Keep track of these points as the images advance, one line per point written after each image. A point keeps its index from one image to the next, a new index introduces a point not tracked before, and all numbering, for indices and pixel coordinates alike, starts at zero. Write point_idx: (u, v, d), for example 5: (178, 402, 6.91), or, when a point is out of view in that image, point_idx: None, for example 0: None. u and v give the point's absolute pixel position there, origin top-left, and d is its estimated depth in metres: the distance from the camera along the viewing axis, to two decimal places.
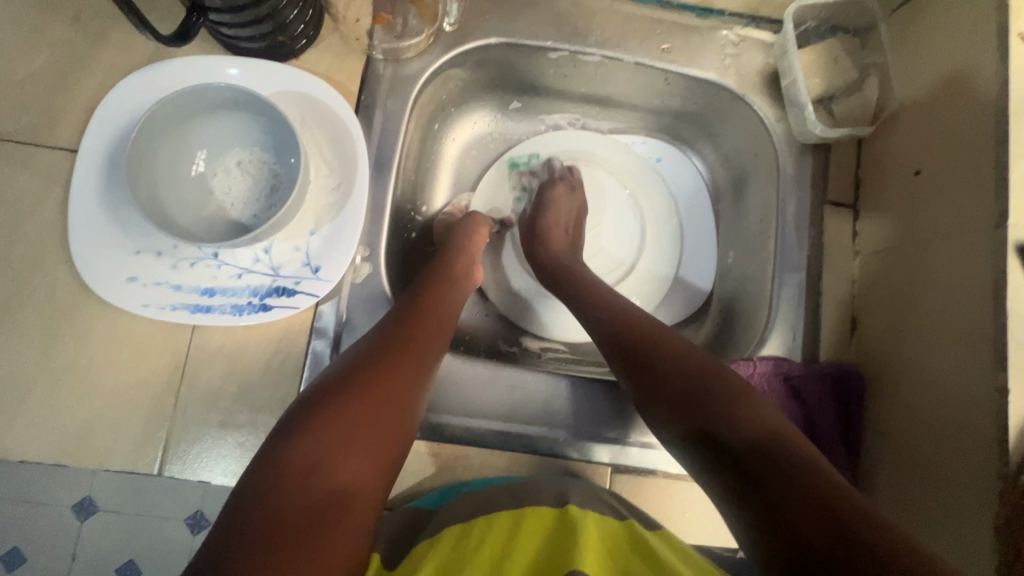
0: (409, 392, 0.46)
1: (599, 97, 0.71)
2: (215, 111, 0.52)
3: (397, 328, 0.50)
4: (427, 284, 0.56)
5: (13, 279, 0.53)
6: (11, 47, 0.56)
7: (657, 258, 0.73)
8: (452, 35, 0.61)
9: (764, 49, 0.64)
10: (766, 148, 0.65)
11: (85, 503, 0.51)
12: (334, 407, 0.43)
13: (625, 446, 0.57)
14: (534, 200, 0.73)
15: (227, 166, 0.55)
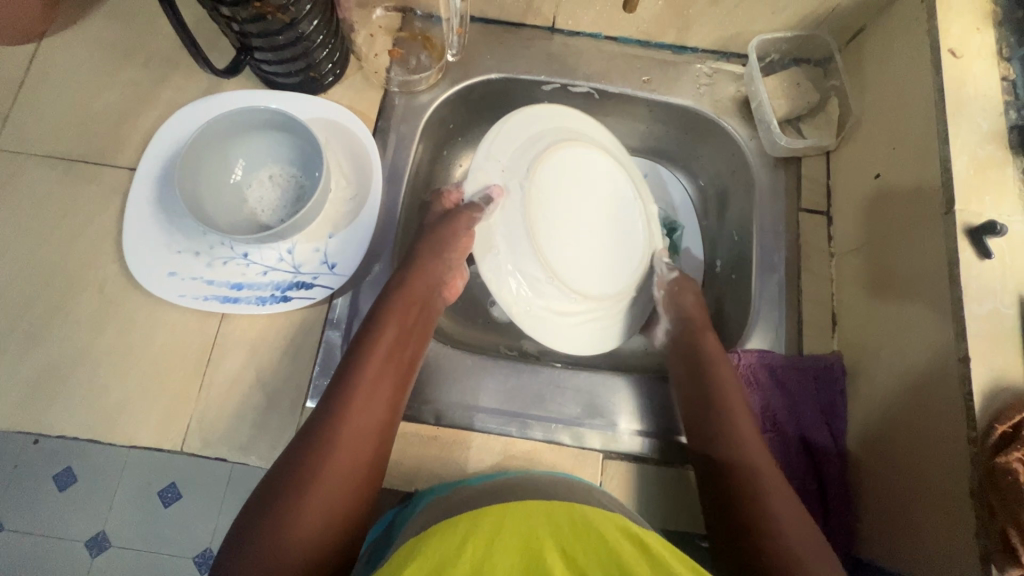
0: (347, 453, 0.49)
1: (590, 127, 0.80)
2: (254, 131, 0.61)
3: (351, 396, 0.52)
4: (385, 327, 0.56)
5: (70, 275, 0.61)
6: (91, 87, 0.68)
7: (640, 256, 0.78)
8: (457, 70, 0.71)
9: (735, 79, 0.72)
10: (742, 165, 0.71)
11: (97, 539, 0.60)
12: (292, 493, 0.46)
13: (617, 430, 0.60)
14: (537, 201, 0.63)
15: (259, 176, 0.63)
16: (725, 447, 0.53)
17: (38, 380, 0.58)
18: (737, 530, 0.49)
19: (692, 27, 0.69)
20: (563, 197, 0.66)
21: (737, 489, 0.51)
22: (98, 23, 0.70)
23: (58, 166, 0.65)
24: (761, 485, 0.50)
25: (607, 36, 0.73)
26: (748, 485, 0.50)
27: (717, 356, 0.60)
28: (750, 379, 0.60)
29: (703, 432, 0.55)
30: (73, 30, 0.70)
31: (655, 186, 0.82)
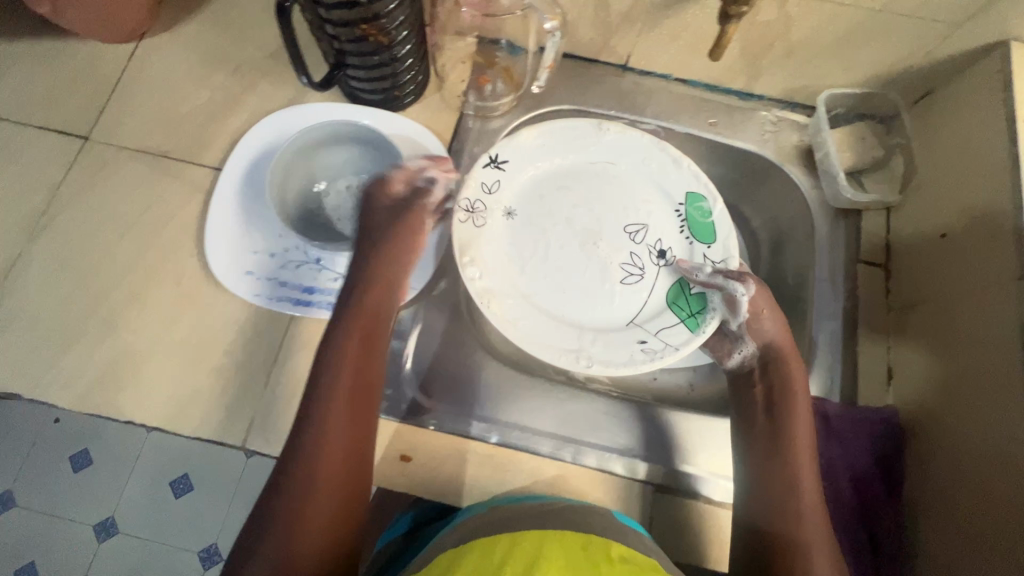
0: (334, 467, 0.52)
1: None
2: (340, 144, 0.64)
3: (326, 418, 0.53)
4: (342, 336, 0.57)
5: (151, 265, 0.63)
6: (184, 88, 0.71)
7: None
8: (533, 100, 0.74)
9: (798, 129, 0.74)
10: (800, 213, 0.73)
11: (106, 525, 0.65)
12: (293, 513, 0.50)
13: (693, 478, 0.61)
14: (539, 195, 0.67)
15: (341, 188, 0.66)
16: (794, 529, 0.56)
17: (114, 365, 0.60)
18: None
19: (762, 77, 0.72)
20: (570, 218, 0.67)
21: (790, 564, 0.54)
22: (195, 29, 0.74)
23: (146, 161, 0.68)
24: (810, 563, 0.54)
25: (676, 78, 0.75)
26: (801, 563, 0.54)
27: (798, 426, 0.60)
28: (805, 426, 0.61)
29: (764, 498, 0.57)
30: (168, 34, 0.73)
31: None
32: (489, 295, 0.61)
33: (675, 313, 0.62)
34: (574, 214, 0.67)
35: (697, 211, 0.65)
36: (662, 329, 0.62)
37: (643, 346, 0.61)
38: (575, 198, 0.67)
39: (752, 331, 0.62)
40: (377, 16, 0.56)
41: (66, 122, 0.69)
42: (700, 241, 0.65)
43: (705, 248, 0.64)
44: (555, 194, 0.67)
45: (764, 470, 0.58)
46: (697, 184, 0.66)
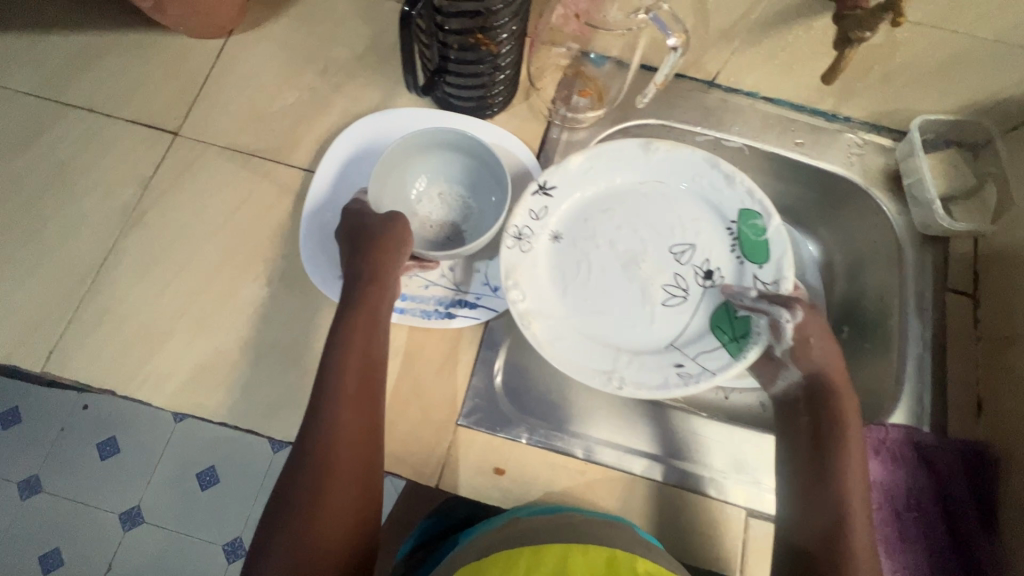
0: (344, 456, 0.50)
1: None
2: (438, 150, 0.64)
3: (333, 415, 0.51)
4: (346, 329, 0.55)
5: (242, 265, 0.63)
6: (272, 87, 0.71)
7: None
8: (618, 112, 0.73)
9: (885, 153, 0.73)
10: (885, 237, 0.73)
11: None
12: (307, 509, 0.48)
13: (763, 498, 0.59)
14: (584, 217, 0.66)
15: (438, 195, 0.66)
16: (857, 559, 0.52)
17: (204, 365, 0.59)
18: None
19: (853, 100, 0.71)
20: (615, 240, 0.66)
21: None
22: (282, 27, 0.73)
23: (235, 159, 0.67)
24: None
25: (764, 96, 0.74)
26: None
27: (850, 446, 0.56)
28: (897, 455, 0.60)
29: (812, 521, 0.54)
30: (256, 31, 0.73)
31: None
32: (529, 314, 0.60)
33: (718, 337, 0.61)
34: (617, 236, 0.66)
35: (750, 229, 0.63)
36: (699, 351, 0.61)
37: (679, 368, 0.60)
38: (620, 220, 0.66)
39: (797, 360, 0.60)
40: (493, 27, 0.56)
41: (155, 117, 0.68)
42: (750, 261, 0.63)
43: (757, 268, 0.63)
44: (600, 217, 0.66)
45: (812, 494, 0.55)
46: (750, 202, 0.63)
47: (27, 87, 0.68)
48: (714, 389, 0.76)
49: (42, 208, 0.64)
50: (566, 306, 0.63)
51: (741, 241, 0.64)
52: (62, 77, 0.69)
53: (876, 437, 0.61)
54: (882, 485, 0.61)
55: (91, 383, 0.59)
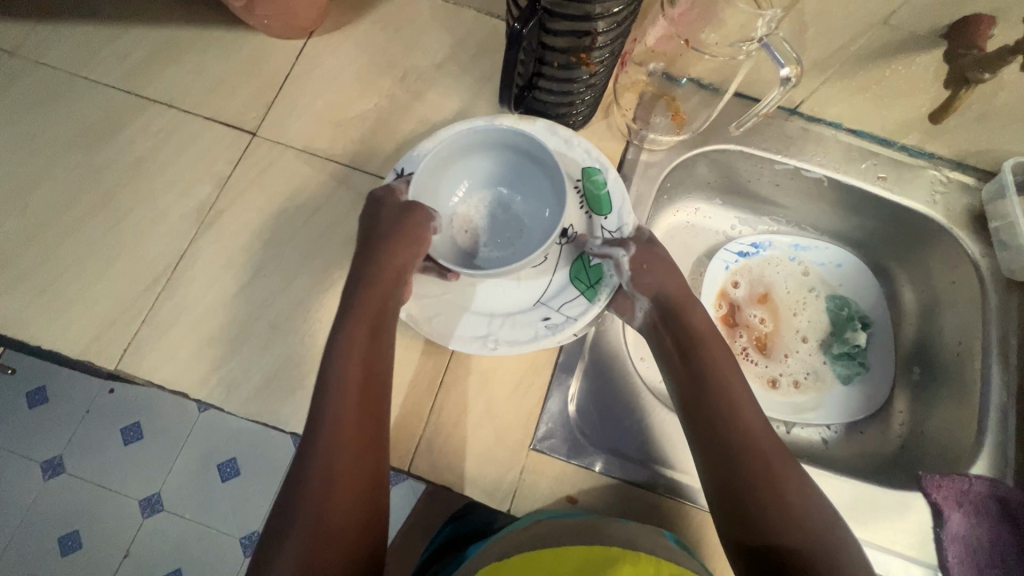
0: (349, 465, 0.46)
1: (770, 202, 0.81)
2: (486, 153, 0.61)
3: (336, 415, 0.48)
4: (351, 318, 0.52)
5: (318, 272, 0.62)
6: (351, 91, 0.70)
7: (820, 352, 0.78)
8: (698, 135, 0.72)
9: (970, 193, 0.72)
10: (967, 279, 0.71)
11: (151, 500, 0.63)
12: (315, 511, 0.44)
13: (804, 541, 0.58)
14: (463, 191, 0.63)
15: (475, 199, 0.63)
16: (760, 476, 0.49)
17: (278, 372, 0.58)
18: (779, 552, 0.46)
19: (943, 136, 0.69)
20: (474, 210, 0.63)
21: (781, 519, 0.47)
22: (362, 32, 0.72)
23: (311, 163, 0.66)
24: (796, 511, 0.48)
25: (847, 127, 0.73)
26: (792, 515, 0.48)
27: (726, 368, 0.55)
28: (981, 509, 0.58)
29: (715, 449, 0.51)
30: (337, 34, 0.72)
31: (849, 275, 0.81)
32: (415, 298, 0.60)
33: (576, 286, 0.60)
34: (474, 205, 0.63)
35: (592, 185, 0.63)
36: (564, 301, 0.60)
37: (547, 322, 0.60)
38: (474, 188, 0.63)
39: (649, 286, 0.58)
40: (596, 48, 0.55)
41: (234, 116, 0.68)
42: (597, 212, 0.63)
43: (602, 219, 0.62)
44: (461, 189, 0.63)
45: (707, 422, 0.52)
46: (590, 159, 0.64)
47: (110, 80, 0.68)
48: (778, 422, 0.74)
49: (121, 203, 0.64)
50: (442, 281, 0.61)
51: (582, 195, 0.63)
52: (145, 71, 0.69)
53: (959, 488, 0.58)
54: (963, 538, 0.58)
55: (167, 383, 0.59)
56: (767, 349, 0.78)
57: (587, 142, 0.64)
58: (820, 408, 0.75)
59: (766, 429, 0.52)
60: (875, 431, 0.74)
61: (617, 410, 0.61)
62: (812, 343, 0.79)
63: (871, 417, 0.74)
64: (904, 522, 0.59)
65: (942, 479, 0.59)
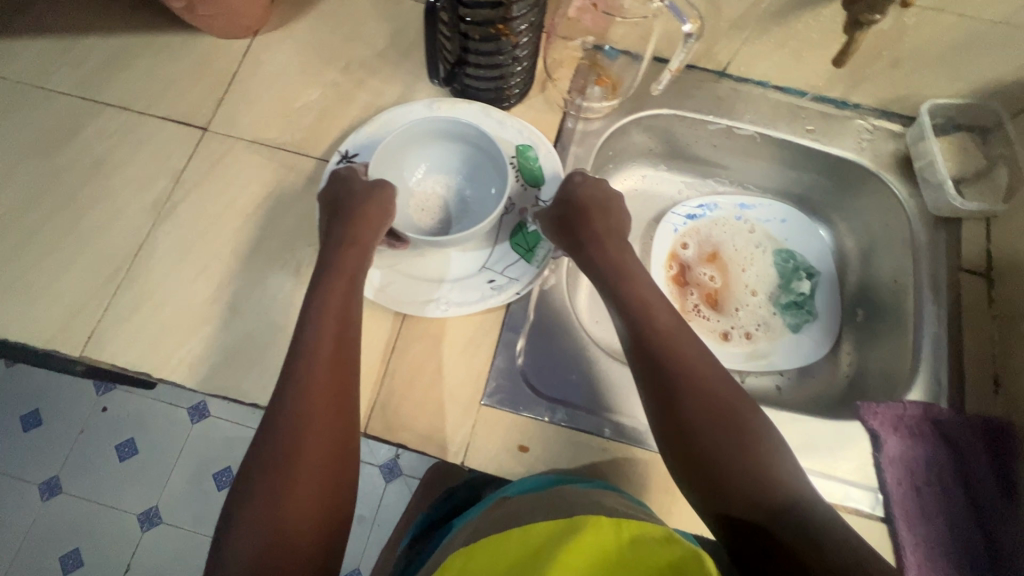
0: (319, 433, 0.49)
1: (711, 164, 0.85)
2: (437, 140, 0.65)
3: (308, 387, 0.50)
4: (326, 290, 0.56)
5: (271, 253, 0.65)
6: (297, 84, 0.73)
7: (769, 303, 0.81)
8: (631, 102, 0.75)
9: (895, 138, 0.75)
10: (898, 221, 0.74)
11: (150, 516, 1.18)
12: (286, 474, 0.46)
13: None
14: (409, 172, 0.66)
15: (430, 181, 0.67)
16: (691, 383, 0.52)
17: (236, 349, 0.61)
18: (710, 450, 0.49)
19: (863, 85, 0.72)
20: (422, 189, 0.67)
21: (713, 418, 0.50)
22: (304, 28, 0.76)
23: (261, 152, 0.70)
24: (728, 412, 0.50)
25: (774, 85, 0.76)
26: (723, 416, 0.50)
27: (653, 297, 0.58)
28: (916, 431, 0.61)
29: (648, 364, 0.54)
30: (281, 31, 0.75)
31: (794, 228, 0.84)
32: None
33: (516, 251, 0.64)
34: (420, 184, 0.67)
35: (525, 159, 0.67)
36: (507, 265, 0.64)
37: (492, 284, 0.63)
38: (418, 167, 0.67)
39: (577, 230, 0.62)
40: (513, 17, 0.58)
41: (185, 114, 0.71)
42: (531, 185, 0.67)
43: (536, 191, 0.67)
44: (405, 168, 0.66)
45: (639, 340, 0.55)
46: (523, 136, 0.68)
47: (64, 88, 0.72)
48: (731, 372, 0.77)
49: (79, 202, 0.67)
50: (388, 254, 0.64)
51: (518, 168, 0.67)
52: (97, 76, 0.72)
53: (893, 413, 0.61)
54: (901, 461, 0.60)
55: (129, 366, 0.61)
56: (718, 304, 0.81)
57: (520, 121, 0.68)
58: (771, 355, 0.78)
59: (723, 385, 0.52)
60: (824, 375, 0.77)
61: (565, 365, 0.64)
62: (761, 296, 0.81)
63: (820, 361, 0.77)
64: (845, 450, 0.61)
65: (877, 407, 0.62)
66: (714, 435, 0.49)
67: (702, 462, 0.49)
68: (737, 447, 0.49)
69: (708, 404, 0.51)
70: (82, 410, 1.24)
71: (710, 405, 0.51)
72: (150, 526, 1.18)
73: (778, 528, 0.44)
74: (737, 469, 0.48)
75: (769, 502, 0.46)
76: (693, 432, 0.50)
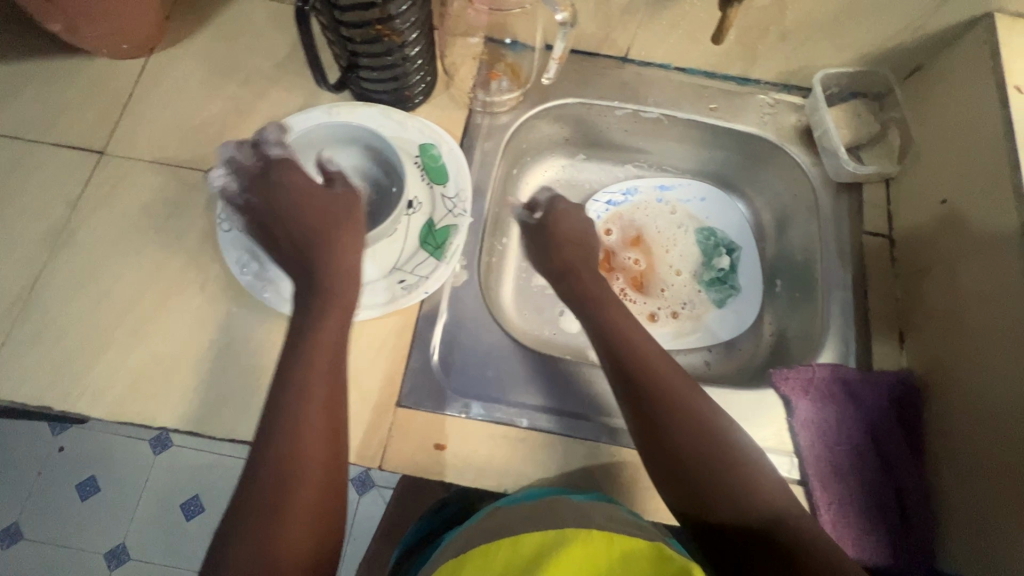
0: (310, 467, 0.47)
1: (627, 149, 0.86)
2: (335, 145, 0.65)
3: (299, 430, 0.48)
4: (312, 309, 0.53)
5: (175, 273, 0.64)
6: (195, 100, 0.72)
7: (693, 281, 0.82)
8: (537, 93, 0.76)
9: (796, 110, 0.77)
10: (805, 190, 0.76)
11: (117, 553, 1.14)
12: (276, 508, 0.45)
13: None
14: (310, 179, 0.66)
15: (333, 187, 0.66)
16: (670, 399, 0.51)
17: (141, 373, 0.60)
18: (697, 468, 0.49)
19: (759, 61, 0.74)
20: None
21: (698, 436, 0.50)
22: (201, 43, 0.75)
23: (161, 172, 0.68)
24: (710, 428, 0.50)
25: (675, 67, 0.78)
26: (705, 432, 0.50)
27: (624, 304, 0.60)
28: (826, 393, 0.62)
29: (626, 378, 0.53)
30: (177, 47, 0.74)
31: (714, 206, 0.85)
32: (263, 280, 0.61)
33: (424, 250, 0.64)
34: None
35: (428, 157, 0.68)
36: (415, 264, 0.63)
37: (401, 284, 0.62)
38: (318, 174, 0.66)
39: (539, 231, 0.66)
40: (392, 17, 0.58)
41: (81, 138, 0.69)
42: (436, 182, 0.67)
43: (442, 188, 0.67)
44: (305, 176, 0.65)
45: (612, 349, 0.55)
46: (425, 134, 0.69)
47: None
48: None
49: None
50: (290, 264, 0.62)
51: (422, 167, 0.67)
52: None
53: (804, 377, 0.63)
54: (815, 423, 0.61)
55: (29, 400, 0.59)
56: (644, 287, 0.82)
57: (420, 121, 0.69)
58: (699, 332, 0.79)
59: (710, 408, 0.52)
60: (749, 347, 0.78)
61: (482, 360, 0.64)
62: (685, 275, 0.82)
63: (745, 335, 0.79)
64: (761, 419, 0.62)
65: (788, 372, 0.63)
66: (702, 453, 0.49)
67: (689, 480, 0.49)
68: (724, 464, 0.49)
69: (690, 419, 0.50)
70: (38, 449, 1.20)
71: (693, 421, 0.50)
72: (118, 564, 1.15)
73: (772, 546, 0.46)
74: (727, 488, 0.48)
75: (759, 522, 0.47)
76: (680, 450, 0.50)
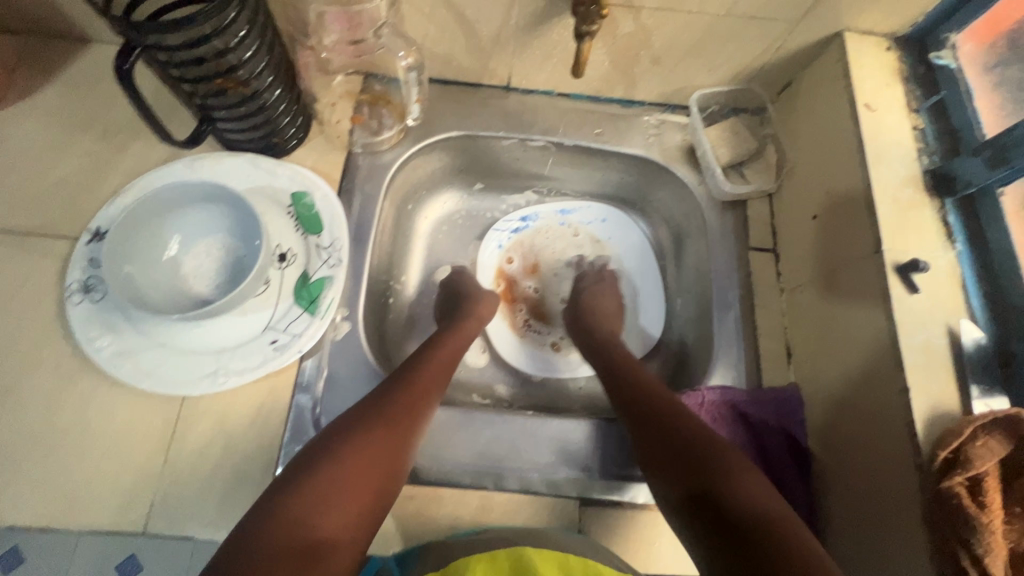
0: (381, 455, 0.48)
1: (523, 176, 0.84)
2: (192, 205, 0.61)
3: (378, 424, 0.50)
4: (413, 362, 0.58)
5: (25, 352, 0.59)
6: (45, 158, 0.67)
7: None
8: (419, 128, 0.74)
9: (681, 129, 0.77)
10: (694, 208, 0.76)
11: None
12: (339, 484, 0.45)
13: (591, 484, 0.60)
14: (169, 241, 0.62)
15: (197, 246, 0.62)
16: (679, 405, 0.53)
17: None
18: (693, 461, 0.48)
19: (639, 85, 0.75)
20: (185, 257, 0.62)
21: (692, 432, 0.50)
22: (51, 96, 0.70)
23: (7, 241, 0.63)
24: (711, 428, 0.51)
25: (560, 93, 0.77)
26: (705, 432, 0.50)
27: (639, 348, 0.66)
28: (716, 417, 0.62)
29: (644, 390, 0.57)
30: (24, 102, 0.69)
31: (615, 227, 0.85)
32: (123, 356, 0.58)
33: (299, 305, 0.61)
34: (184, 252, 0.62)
35: (300, 207, 0.65)
36: (289, 321, 0.61)
37: (274, 345, 0.60)
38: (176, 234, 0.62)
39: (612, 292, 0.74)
40: (234, 68, 0.54)
41: None
42: (310, 232, 0.65)
43: (317, 238, 0.64)
44: (162, 239, 0.61)
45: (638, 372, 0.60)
46: (296, 182, 0.66)
47: None
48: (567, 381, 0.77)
49: None
50: (151, 336, 0.59)
51: (295, 216, 0.65)
52: None
53: (695, 402, 0.62)
54: None
55: None
56: (548, 315, 0.81)
57: (290, 167, 0.66)
58: None
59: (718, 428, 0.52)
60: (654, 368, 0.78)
61: None
62: None
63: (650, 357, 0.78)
64: None
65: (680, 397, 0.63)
66: (696, 448, 0.49)
67: (683, 475, 0.48)
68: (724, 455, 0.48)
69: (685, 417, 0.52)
70: None
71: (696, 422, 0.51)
72: None
73: (772, 537, 0.41)
74: (726, 479, 0.46)
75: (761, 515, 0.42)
76: (678, 444, 0.50)
